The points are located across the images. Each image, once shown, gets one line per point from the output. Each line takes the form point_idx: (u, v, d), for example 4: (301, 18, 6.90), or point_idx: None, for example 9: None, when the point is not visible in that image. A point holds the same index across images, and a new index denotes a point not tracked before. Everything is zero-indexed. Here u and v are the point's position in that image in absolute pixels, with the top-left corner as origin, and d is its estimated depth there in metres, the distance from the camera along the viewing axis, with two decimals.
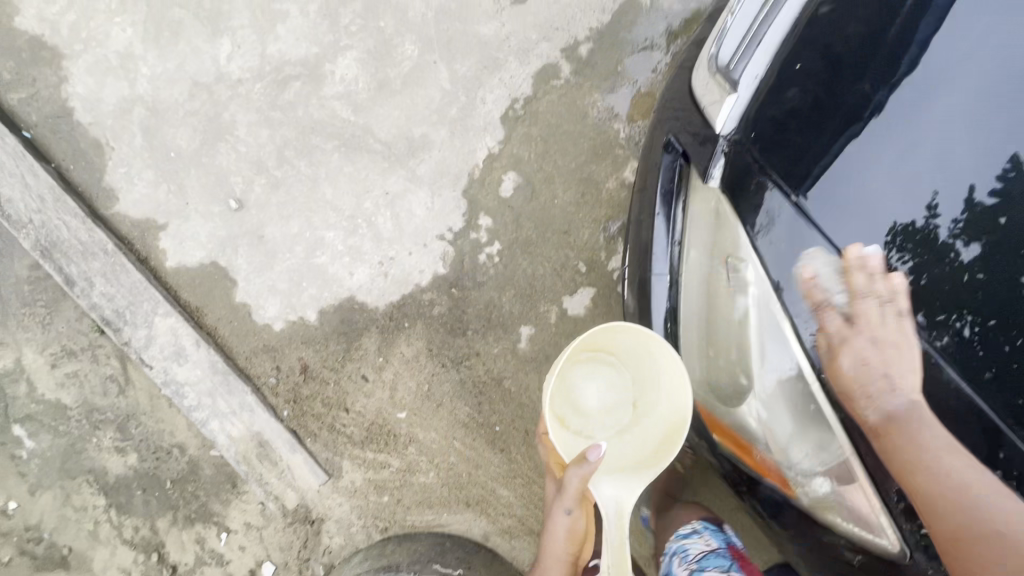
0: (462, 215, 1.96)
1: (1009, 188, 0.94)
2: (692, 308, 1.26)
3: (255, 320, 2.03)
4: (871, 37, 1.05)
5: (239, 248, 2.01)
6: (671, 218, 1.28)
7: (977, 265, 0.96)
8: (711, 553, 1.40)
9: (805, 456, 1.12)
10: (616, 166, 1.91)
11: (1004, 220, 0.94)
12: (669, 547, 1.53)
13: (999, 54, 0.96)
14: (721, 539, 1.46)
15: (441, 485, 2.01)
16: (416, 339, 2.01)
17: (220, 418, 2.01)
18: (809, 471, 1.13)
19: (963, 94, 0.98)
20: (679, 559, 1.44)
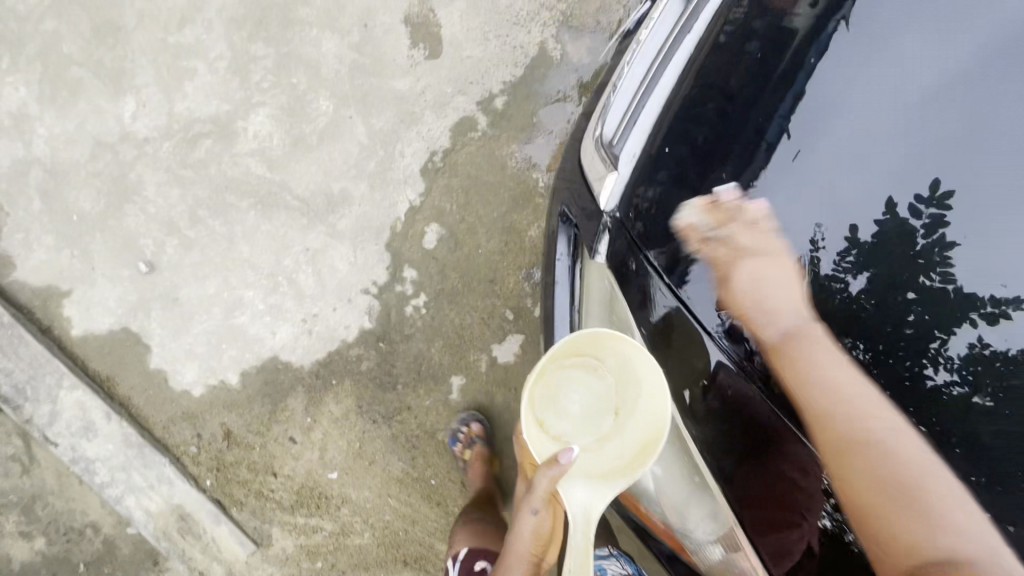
0: (386, 268, 1.93)
1: (885, 228, 0.94)
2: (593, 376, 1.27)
3: (172, 387, 1.94)
4: (727, 117, 1.05)
5: (151, 312, 1.92)
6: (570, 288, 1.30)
7: (865, 299, 0.96)
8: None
9: (698, 525, 1.08)
10: (537, 214, 1.93)
11: (886, 255, 0.95)
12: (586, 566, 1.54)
13: (870, 95, 0.96)
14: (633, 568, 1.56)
15: (377, 545, 1.96)
16: (345, 396, 1.96)
17: (136, 494, 1.90)
18: (703, 540, 1.08)
19: (835, 141, 0.97)
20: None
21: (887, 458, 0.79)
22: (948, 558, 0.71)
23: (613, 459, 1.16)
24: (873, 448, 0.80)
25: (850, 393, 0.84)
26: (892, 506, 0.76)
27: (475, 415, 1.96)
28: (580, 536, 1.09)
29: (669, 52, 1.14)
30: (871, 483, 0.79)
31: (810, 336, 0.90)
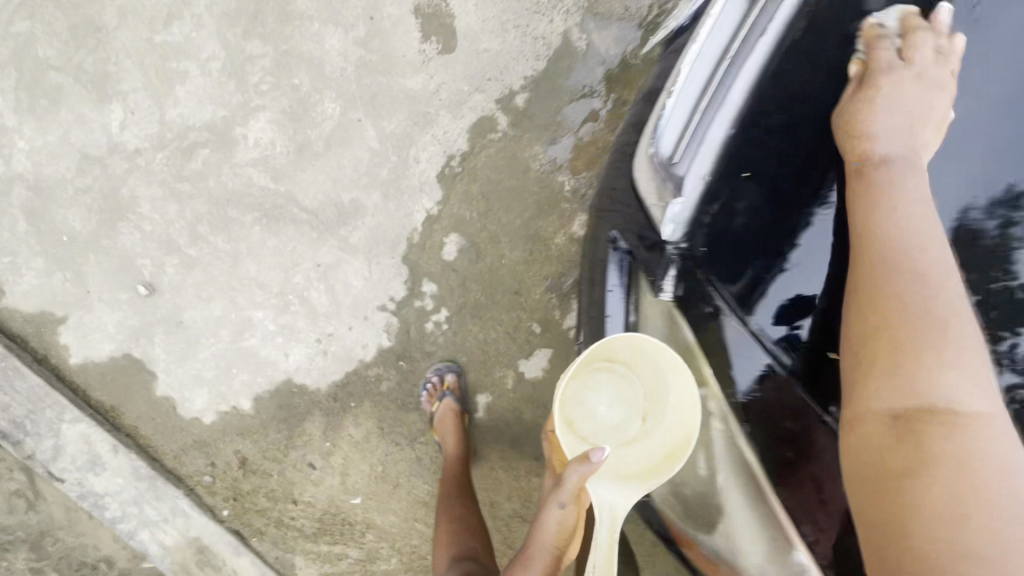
0: (404, 282, 1.80)
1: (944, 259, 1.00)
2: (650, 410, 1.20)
3: (181, 415, 1.83)
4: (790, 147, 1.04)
5: (155, 336, 1.79)
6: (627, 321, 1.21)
7: None
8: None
9: None
10: (563, 221, 1.80)
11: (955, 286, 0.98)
12: None
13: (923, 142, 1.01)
14: None
15: (404, 569, 1.89)
16: (365, 418, 1.86)
17: (150, 527, 1.81)
18: None
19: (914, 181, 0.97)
20: None
21: (946, 345, 0.82)
22: (976, 450, 0.74)
23: (640, 463, 1.18)
24: (931, 328, 0.83)
25: (930, 273, 0.88)
26: (929, 361, 0.81)
27: (448, 364, 1.84)
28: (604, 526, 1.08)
29: (734, 58, 1.01)
30: (912, 336, 0.84)
31: (898, 189, 0.95)
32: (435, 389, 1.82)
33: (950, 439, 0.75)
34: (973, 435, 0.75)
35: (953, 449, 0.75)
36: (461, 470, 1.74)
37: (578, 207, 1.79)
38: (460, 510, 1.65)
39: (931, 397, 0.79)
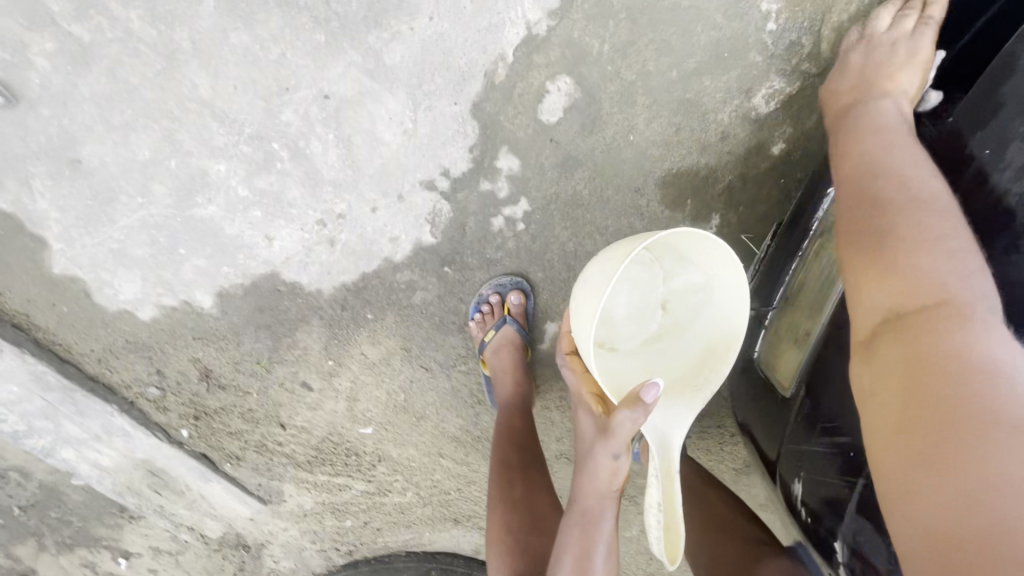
0: (469, 149, 1.10)
1: None
2: None
3: (99, 305, 1.19)
4: None
5: (33, 181, 1.05)
6: None
7: None
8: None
9: None
10: (746, 84, 1.10)
11: None
12: None
13: None
14: None
15: (422, 505, 1.55)
16: (386, 337, 1.31)
17: (74, 446, 1.30)
18: None
19: None
20: None
21: (915, 270, 0.67)
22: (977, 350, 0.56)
23: (672, 368, 0.93)
24: (911, 264, 0.68)
25: (892, 176, 0.78)
26: (899, 277, 0.68)
27: (515, 280, 1.26)
28: (658, 462, 0.84)
29: None
30: (888, 242, 0.71)
31: (885, 145, 0.83)
32: (493, 312, 1.25)
33: (916, 339, 0.62)
34: (979, 333, 0.58)
35: (909, 356, 0.61)
36: (523, 422, 1.24)
37: (775, 65, 1.08)
38: (526, 473, 1.17)
39: (925, 283, 0.65)
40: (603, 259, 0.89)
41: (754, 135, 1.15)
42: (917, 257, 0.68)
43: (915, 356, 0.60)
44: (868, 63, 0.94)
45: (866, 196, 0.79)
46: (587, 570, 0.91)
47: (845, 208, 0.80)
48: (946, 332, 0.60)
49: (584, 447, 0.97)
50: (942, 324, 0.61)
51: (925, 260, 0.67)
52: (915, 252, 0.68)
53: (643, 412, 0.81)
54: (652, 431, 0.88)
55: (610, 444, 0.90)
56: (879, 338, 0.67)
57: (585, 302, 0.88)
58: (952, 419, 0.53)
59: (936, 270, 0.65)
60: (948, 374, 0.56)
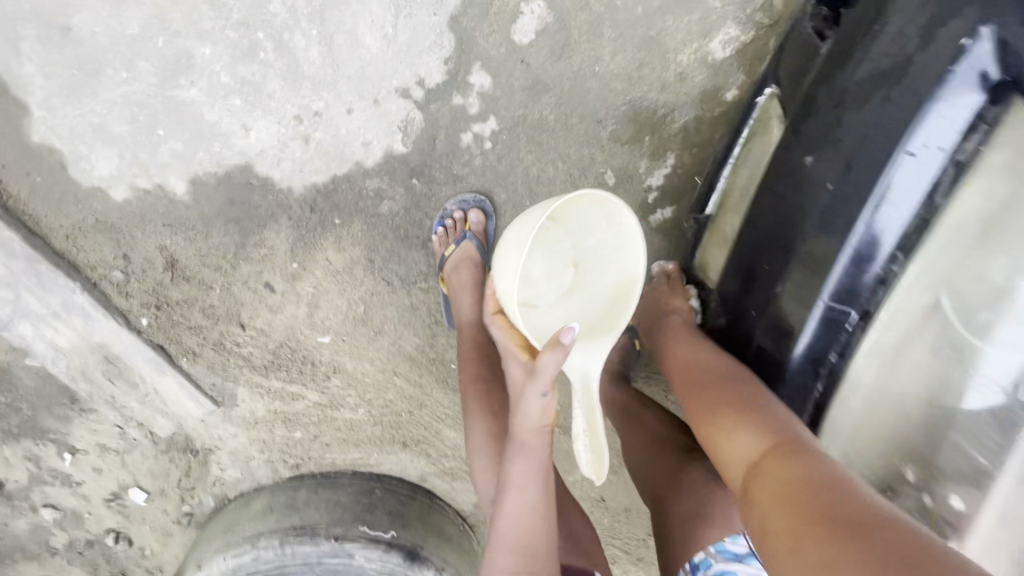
0: (444, 61, 1.18)
1: None
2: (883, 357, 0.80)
3: (73, 179, 1.22)
4: None
5: (23, 43, 1.10)
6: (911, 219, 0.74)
7: None
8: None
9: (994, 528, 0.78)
10: (703, 29, 1.20)
11: None
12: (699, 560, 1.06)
13: None
14: None
15: (372, 424, 1.59)
16: (351, 245, 1.36)
17: (33, 321, 1.32)
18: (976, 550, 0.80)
19: None
20: None
21: (757, 414, 0.80)
22: (822, 472, 0.67)
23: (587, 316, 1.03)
24: (754, 409, 0.81)
25: (719, 356, 0.94)
26: (749, 418, 0.80)
27: (478, 199, 1.32)
28: (581, 396, 0.92)
29: None
30: (733, 394, 0.85)
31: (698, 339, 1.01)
32: (454, 227, 1.32)
33: (775, 472, 0.71)
34: (814, 458, 0.70)
35: (778, 484, 0.69)
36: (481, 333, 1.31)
37: (729, 13, 1.19)
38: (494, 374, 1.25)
39: (767, 425, 0.78)
40: (522, 222, 0.95)
41: (708, 80, 1.24)
42: (756, 404, 0.82)
43: (783, 486, 0.69)
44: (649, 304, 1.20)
45: (704, 365, 0.94)
46: (529, 499, 0.99)
47: (686, 386, 0.94)
48: (796, 464, 0.70)
49: (514, 390, 0.98)
50: (789, 459, 0.71)
51: (760, 406, 0.81)
52: (751, 399, 0.83)
53: (564, 352, 0.87)
54: (575, 375, 0.96)
55: (537, 383, 0.92)
56: (750, 480, 0.74)
57: (511, 261, 0.95)
58: (835, 527, 0.59)
59: (770, 415, 0.79)
60: (811, 492, 0.65)
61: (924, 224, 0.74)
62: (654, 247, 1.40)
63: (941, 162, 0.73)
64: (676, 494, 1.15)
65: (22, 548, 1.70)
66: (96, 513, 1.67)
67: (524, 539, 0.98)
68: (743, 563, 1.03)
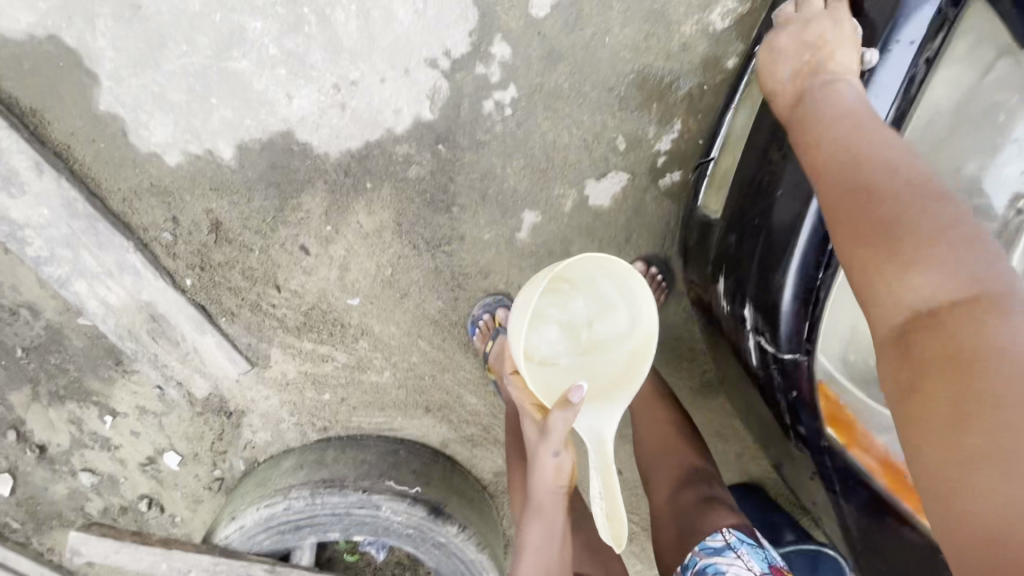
0: (469, 33, 1.30)
1: None
2: None
3: (132, 146, 1.35)
4: None
5: (97, 19, 1.24)
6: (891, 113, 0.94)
7: None
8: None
9: None
10: (703, 2, 1.32)
11: None
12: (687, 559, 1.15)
13: None
14: (762, 561, 1.11)
15: (397, 388, 1.65)
16: (381, 209, 1.47)
17: (89, 279, 1.43)
18: None
19: None
20: None
21: (941, 251, 0.67)
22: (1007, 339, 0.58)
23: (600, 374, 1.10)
24: (938, 245, 0.67)
25: (894, 162, 0.78)
26: (937, 257, 0.67)
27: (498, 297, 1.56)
28: (596, 458, 0.99)
29: None
30: (907, 229, 0.71)
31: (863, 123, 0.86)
32: (487, 327, 1.54)
33: (946, 335, 0.62)
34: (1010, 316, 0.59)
35: (945, 348, 0.62)
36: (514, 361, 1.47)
37: None
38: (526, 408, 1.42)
39: (955, 270, 0.65)
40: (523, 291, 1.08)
41: (711, 48, 1.35)
42: (943, 238, 0.68)
43: (957, 346, 0.61)
44: (803, 41, 1.01)
45: (869, 175, 0.79)
46: (547, 553, 1.16)
47: (841, 185, 0.81)
48: (986, 321, 0.60)
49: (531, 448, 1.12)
50: (977, 315, 0.61)
51: (946, 242, 0.67)
52: (936, 234, 0.68)
53: (572, 412, 0.97)
54: (588, 430, 1.05)
55: (548, 446, 1.05)
56: (913, 332, 0.66)
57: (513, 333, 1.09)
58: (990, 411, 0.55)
59: (960, 260, 0.65)
60: (986, 362, 0.57)
61: (900, 120, 0.94)
62: (664, 210, 1.49)
63: (915, 66, 0.94)
64: (671, 512, 1.30)
65: (60, 515, 1.76)
66: (131, 479, 1.73)
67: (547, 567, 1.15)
68: (720, 555, 1.11)
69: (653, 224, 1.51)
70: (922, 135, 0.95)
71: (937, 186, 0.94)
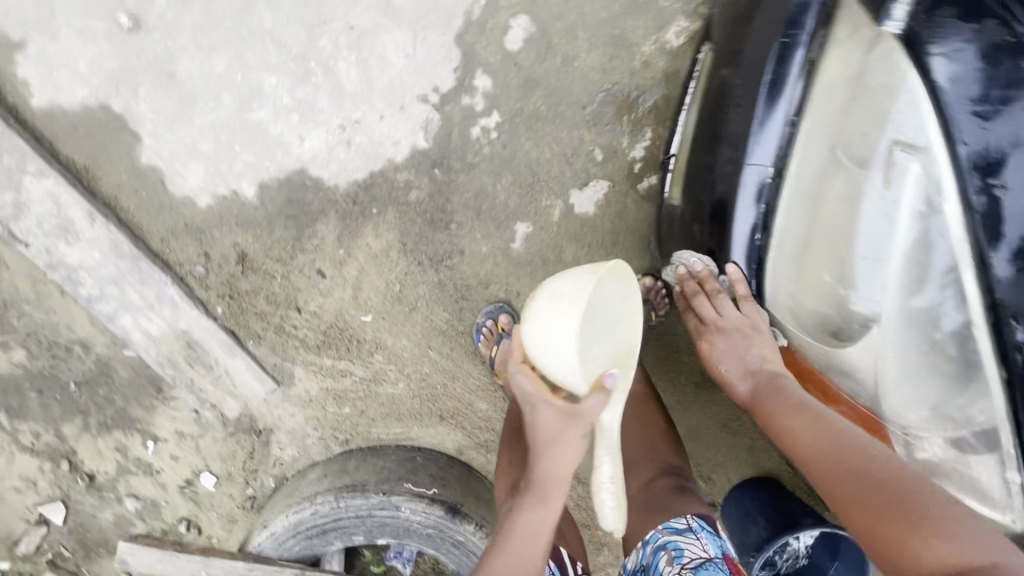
0: (453, 70, 1.49)
1: None
2: (791, 207, 1.11)
3: (169, 192, 1.55)
4: None
5: (139, 88, 1.46)
6: (793, 93, 1.09)
7: None
8: (708, 565, 1.20)
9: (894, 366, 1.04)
10: (658, 25, 1.49)
11: None
12: (652, 535, 1.31)
13: None
14: (716, 547, 1.27)
15: (411, 398, 1.76)
16: (387, 231, 1.63)
17: (133, 313, 1.60)
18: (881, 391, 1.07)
19: None
20: (668, 558, 1.24)
21: (941, 529, 0.81)
22: None
23: None
24: (940, 525, 0.82)
25: (879, 454, 0.95)
26: (933, 538, 0.81)
27: (500, 306, 1.68)
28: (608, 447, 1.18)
29: None
30: (907, 504, 0.86)
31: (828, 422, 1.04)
32: (491, 333, 1.65)
33: None
34: None
35: None
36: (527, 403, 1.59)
37: (678, 10, 1.48)
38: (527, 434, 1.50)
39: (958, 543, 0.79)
40: (569, 280, 1.20)
41: (670, 64, 1.51)
42: (939, 522, 0.82)
43: None
44: (734, 360, 1.21)
45: (858, 458, 0.95)
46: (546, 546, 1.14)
47: (837, 466, 0.96)
48: None
49: (549, 436, 1.14)
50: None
51: (941, 522, 0.82)
52: (935, 516, 0.83)
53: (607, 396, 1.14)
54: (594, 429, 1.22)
55: (580, 424, 1.13)
56: None
57: (551, 316, 1.17)
58: None
59: (953, 541, 0.79)
60: None
61: (803, 99, 1.08)
62: (644, 212, 1.62)
63: (797, 68, 1.08)
64: (640, 504, 1.42)
65: (107, 541, 1.88)
66: (171, 502, 1.85)
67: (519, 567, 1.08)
68: (681, 536, 1.27)
69: (637, 225, 1.63)
70: (831, 105, 1.07)
71: (845, 155, 1.04)
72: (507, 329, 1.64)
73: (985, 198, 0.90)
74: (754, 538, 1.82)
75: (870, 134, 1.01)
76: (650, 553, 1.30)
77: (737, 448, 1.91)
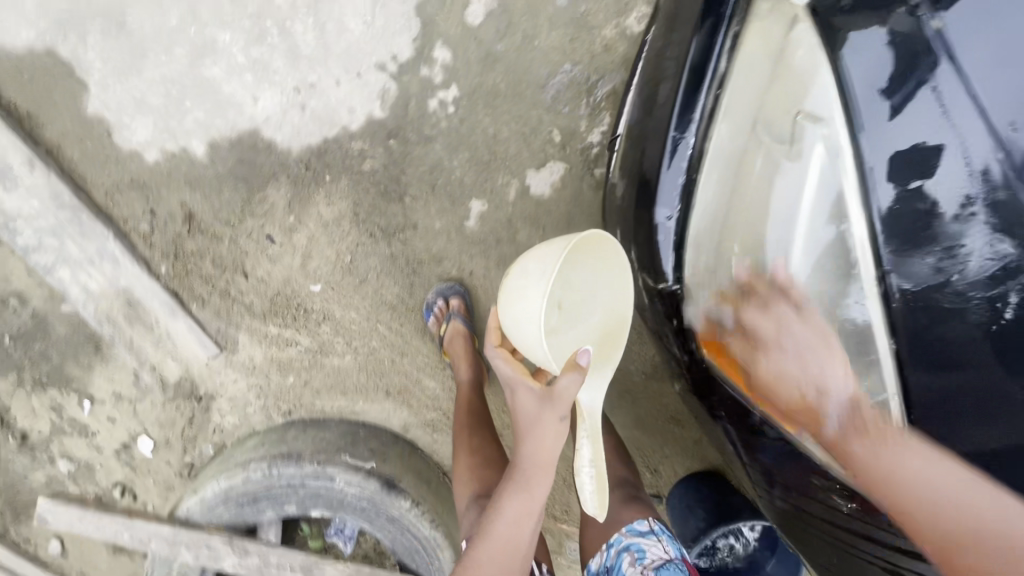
0: (412, 40, 1.48)
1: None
2: (713, 185, 1.04)
3: (115, 144, 1.52)
4: None
5: (87, 35, 1.43)
6: (716, 63, 1.02)
7: (960, 301, 0.89)
8: (670, 566, 1.13)
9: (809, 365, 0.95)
10: (620, 9, 1.49)
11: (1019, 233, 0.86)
12: (614, 539, 1.22)
13: None
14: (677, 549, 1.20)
15: (357, 371, 1.73)
16: (340, 199, 1.60)
17: (73, 267, 1.57)
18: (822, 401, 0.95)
19: None
20: (630, 559, 1.16)
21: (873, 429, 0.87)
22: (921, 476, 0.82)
23: None
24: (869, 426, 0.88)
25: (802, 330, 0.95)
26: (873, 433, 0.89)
27: (452, 286, 1.66)
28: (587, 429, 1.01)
29: None
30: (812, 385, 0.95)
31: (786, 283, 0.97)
32: (441, 312, 1.63)
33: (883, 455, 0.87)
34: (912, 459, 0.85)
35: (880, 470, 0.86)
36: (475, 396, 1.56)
37: None
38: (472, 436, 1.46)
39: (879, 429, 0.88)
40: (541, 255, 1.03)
41: (632, 48, 1.51)
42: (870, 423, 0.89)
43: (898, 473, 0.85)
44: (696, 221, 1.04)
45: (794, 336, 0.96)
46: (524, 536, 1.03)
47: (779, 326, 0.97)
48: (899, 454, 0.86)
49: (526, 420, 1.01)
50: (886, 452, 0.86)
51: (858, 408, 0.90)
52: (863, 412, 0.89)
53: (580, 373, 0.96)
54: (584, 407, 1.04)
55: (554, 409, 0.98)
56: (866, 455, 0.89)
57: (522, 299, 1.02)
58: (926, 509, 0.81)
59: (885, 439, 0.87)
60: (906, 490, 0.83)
61: (726, 68, 1.02)
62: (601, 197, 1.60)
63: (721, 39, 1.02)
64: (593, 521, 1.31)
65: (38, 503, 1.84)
66: (106, 466, 1.81)
67: (510, 561, 1.02)
68: (643, 536, 1.19)
69: (592, 210, 1.61)
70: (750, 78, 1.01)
71: (764, 132, 0.99)
72: (455, 309, 1.61)
73: (892, 188, 0.89)
74: (694, 527, 1.83)
75: (789, 108, 0.95)
76: (612, 556, 1.20)
77: (686, 441, 1.91)
